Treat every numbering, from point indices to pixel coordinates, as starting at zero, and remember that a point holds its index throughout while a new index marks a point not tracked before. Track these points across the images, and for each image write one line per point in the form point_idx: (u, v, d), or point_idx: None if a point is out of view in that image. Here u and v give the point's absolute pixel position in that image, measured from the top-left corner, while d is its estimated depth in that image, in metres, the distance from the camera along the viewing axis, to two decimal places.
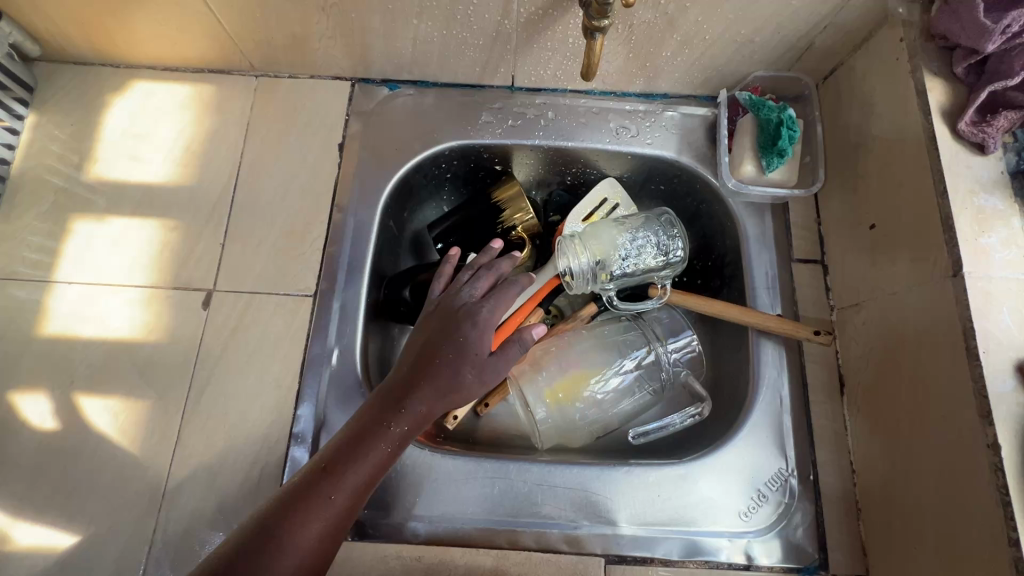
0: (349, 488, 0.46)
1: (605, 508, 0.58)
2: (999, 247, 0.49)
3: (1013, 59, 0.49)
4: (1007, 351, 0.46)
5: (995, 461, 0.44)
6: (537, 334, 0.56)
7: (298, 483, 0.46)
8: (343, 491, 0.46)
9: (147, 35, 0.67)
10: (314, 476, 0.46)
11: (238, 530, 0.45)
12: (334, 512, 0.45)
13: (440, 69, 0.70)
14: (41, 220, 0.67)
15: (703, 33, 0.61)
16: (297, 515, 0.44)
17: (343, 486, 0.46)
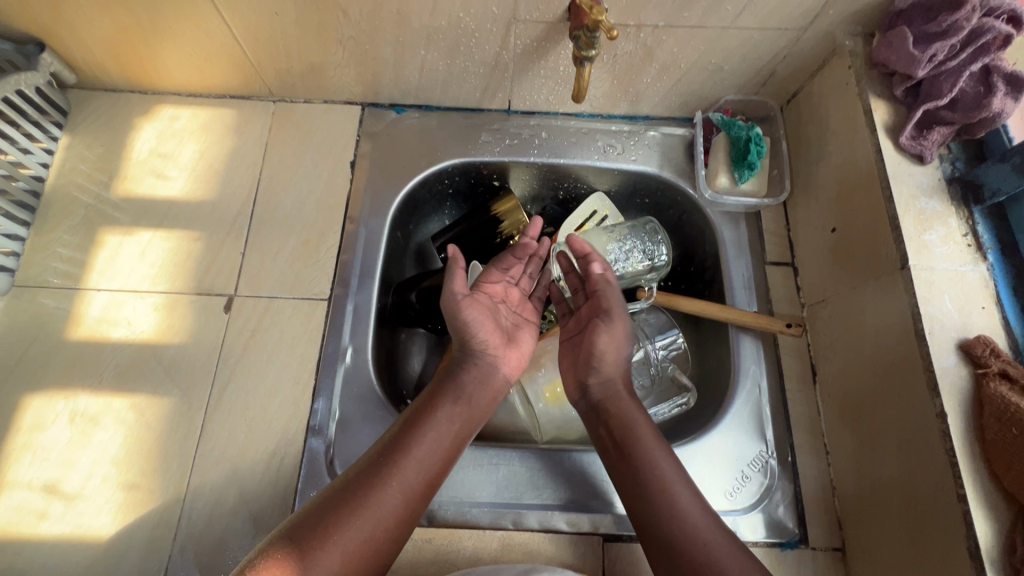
0: (417, 457, 0.55)
1: (600, 491, 0.63)
2: (939, 243, 0.56)
3: (942, 82, 0.57)
4: (949, 332, 0.52)
5: (943, 427, 0.49)
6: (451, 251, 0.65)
7: (371, 457, 0.55)
8: (411, 458, 0.54)
9: (176, 65, 0.73)
10: (384, 449, 0.55)
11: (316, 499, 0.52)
12: (407, 477, 0.53)
13: (443, 94, 0.77)
14: (71, 233, 0.72)
15: (679, 62, 0.69)
16: (374, 480, 0.52)
17: (412, 455, 0.55)
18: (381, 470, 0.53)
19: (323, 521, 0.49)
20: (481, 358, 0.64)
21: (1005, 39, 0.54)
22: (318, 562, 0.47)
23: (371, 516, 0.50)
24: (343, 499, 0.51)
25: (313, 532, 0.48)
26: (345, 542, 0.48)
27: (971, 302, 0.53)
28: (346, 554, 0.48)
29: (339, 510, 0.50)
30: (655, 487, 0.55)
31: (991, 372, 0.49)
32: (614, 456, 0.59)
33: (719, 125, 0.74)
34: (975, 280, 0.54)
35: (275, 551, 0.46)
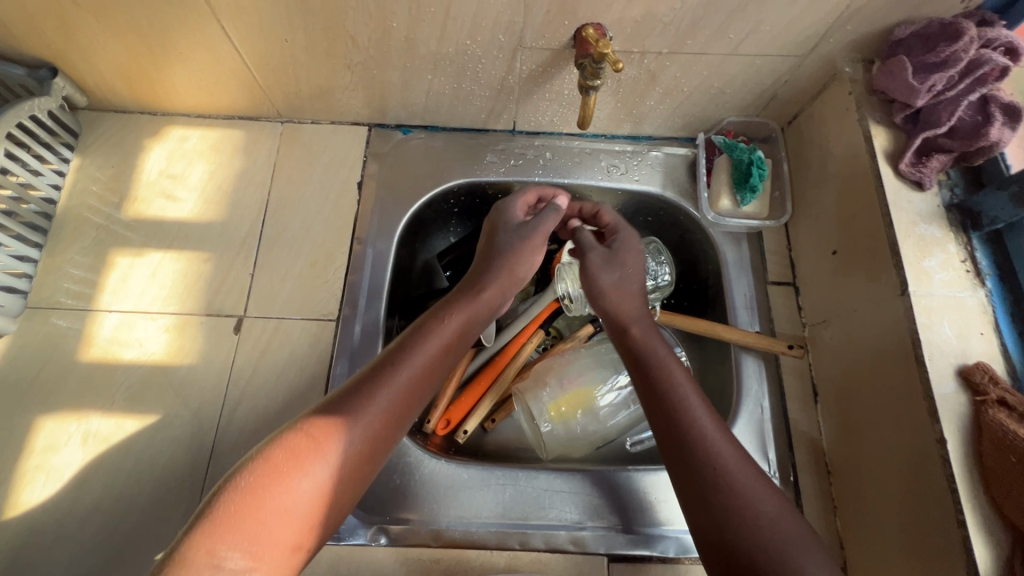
0: (419, 364, 0.52)
1: (607, 511, 0.64)
2: (938, 269, 0.57)
3: (940, 111, 0.58)
4: (948, 358, 0.53)
5: (943, 453, 0.50)
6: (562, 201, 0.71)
7: (372, 364, 0.51)
8: (412, 365, 0.51)
9: (185, 88, 0.74)
10: (387, 357, 0.52)
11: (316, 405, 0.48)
12: (406, 382, 0.50)
13: (449, 115, 0.79)
14: (83, 253, 0.73)
15: (681, 86, 0.70)
16: (374, 382, 0.49)
17: (414, 361, 0.52)
18: (385, 370, 0.50)
19: (323, 419, 0.46)
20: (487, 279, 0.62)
21: (1002, 70, 0.55)
22: (321, 459, 0.44)
23: (373, 414, 0.47)
24: (346, 400, 0.47)
25: (313, 431, 0.45)
26: (349, 443, 0.46)
27: (970, 329, 0.54)
28: (347, 456, 0.45)
29: (340, 409, 0.47)
30: (690, 431, 0.51)
31: (989, 399, 0.50)
32: (647, 398, 0.55)
33: (721, 147, 0.75)
34: (974, 306, 0.56)
35: (274, 450, 0.43)
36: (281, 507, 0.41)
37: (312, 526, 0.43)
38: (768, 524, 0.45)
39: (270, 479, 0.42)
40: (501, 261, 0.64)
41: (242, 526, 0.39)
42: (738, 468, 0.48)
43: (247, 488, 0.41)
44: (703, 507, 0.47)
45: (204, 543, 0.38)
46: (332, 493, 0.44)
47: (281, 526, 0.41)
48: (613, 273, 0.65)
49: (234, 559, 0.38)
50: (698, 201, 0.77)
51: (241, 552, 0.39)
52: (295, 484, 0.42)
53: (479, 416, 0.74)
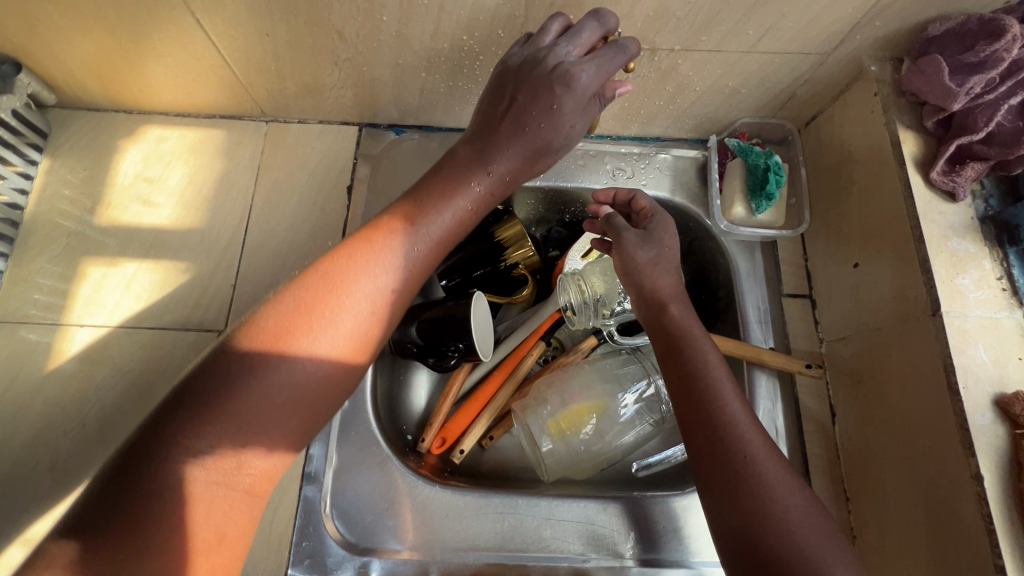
0: (425, 243, 0.51)
1: (612, 541, 0.60)
2: (972, 287, 0.53)
3: (977, 116, 0.54)
4: (985, 386, 0.49)
5: (979, 491, 0.47)
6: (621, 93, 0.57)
7: (377, 231, 0.50)
8: (421, 243, 0.51)
9: (161, 85, 0.69)
10: (394, 227, 0.50)
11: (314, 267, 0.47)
12: (408, 260, 0.50)
13: (444, 115, 0.74)
14: (53, 262, 0.68)
15: (693, 85, 0.65)
16: (375, 255, 0.48)
17: (419, 238, 0.51)
18: (385, 248, 0.49)
19: (303, 307, 0.45)
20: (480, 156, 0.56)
21: None
22: (313, 338, 0.44)
23: (351, 310, 0.46)
24: (324, 286, 0.46)
25: (289, 323, 0.44)
26: (338, 327, 0.45)
27: (1007, 353, 0.51)
28: (336, 343, 0.45)
29: (317, 297, 0.45)
30: (714, 411, 0.47)
31: None
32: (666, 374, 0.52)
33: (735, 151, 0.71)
34: (1011, 328, 0.52)
35: (262, 328, 0.44)
36: (253, 397, 0.42)
37: (288, 421, 0.43)
38: (798, 515, 0.43)
39: (247, 363, 0.42)
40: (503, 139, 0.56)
41: (219, 415, 0.41)
42: (757, 443, 0.46)
43: (222, 367, 0.42)
44: (720, 491, 0.45)
45: (180, 435, 0.40)
46: (314, 386, 0.44)
47: (255, 418, 0.42)
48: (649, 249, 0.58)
49: (207, 447, 0.40)
50: (710, 208, 0.73)
51: (213, 440, 0.40)
52: (268, 372, 0.42)
53: (477, 433, 0.69)
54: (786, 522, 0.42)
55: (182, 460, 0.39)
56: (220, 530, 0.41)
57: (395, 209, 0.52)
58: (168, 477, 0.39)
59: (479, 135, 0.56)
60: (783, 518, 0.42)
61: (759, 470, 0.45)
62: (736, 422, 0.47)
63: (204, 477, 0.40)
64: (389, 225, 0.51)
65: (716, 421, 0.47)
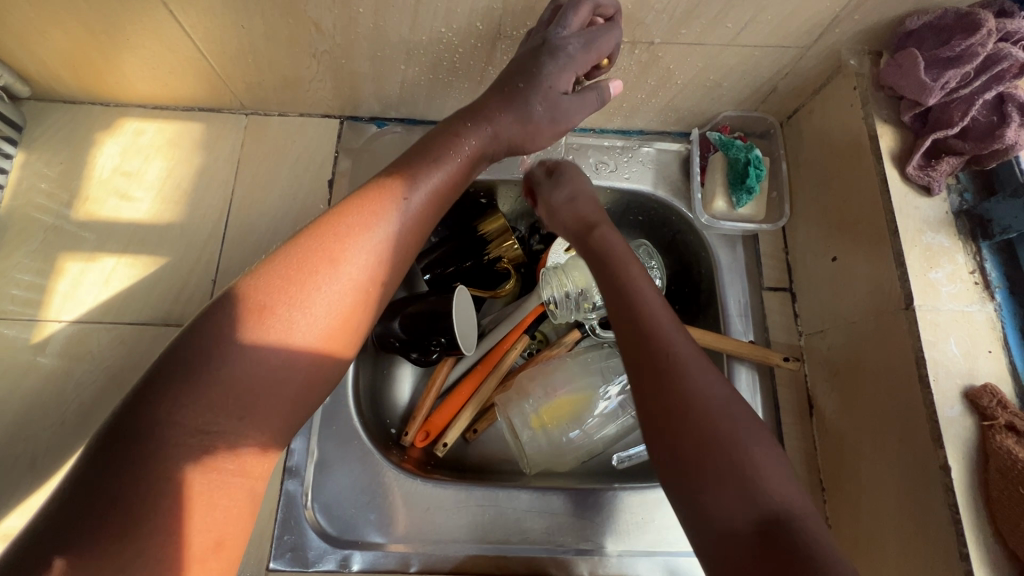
0: (427, 194, 0.50)
1: (591, 532, 0.61)
2: (945, 281, 0.53)
3: (952, 110, 0.54)
4: (954, 378, 0.50)
5: (946, 481, 0.48)
6: (613, 88, 0.60)
7: (369, 187, 0.48)
8: (417, 194, 0.49)
9: (137, 77, 0.68)
10: (388, 182, 0.48)
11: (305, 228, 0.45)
12: (406, 214, 0.48)
13: (426, 108, 0.73)
14: (30, 258, 0.67)
15: (674, 78, 0.65)
16: (365, 208, 0.46)
17: (420, 188, 0.49)
18: (379, 201, 0.47)
19: (305, 261, 0.43)
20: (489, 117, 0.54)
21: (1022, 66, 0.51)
22: (304, 299, 0.42)
23: (346, 267, 0.44)
24: (320, 249, 0.43)
25: (284, 280, 0.42)
26: (334, 287, 0.43)
27: (977, 346, 0.51)
28: (334, 299, 0.43)
29: (316, 251, 0.43)
30: (673, 363, 0.43)
31: (997, 424, 0.47)
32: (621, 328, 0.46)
33: (717, 145, 0.71)
34: (982, 321, 0.52)
35: (251, 293, 0.41)
36: (248, 356, 0.40)
37: (282, 386, 0.41)
38: (718, 412, 0.41)
39: (245, 318, 0.40)
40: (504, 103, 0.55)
41: (210, 388, 0.39)
42: (715, 390, 0.42)
43: (218, 326, 0.40)
44: (676, 445, 0.40)
45: (173, 405, 0.38)
46: (314, 347, 0.42)
47: (251, 379, 0.40)
48: (563, 194, 0.60)
49: (201, 421, 0.38)
50: (692, 202, 0.73)
51: (210, 409, 0.39)
52: (264, 326, 0.41)
53: (460, 427, 0.69)
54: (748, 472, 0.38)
55: (167, 427, 0.37)
56: (218, 525, 0.39)
57: (385, 173, 0.49)
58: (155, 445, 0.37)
59: (476, 104, 0.55)
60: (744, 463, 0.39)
61: (726, 428, 0.40)
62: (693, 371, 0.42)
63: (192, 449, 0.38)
64: (382, 182, 0.48)
65: (671, 370, 0.42)
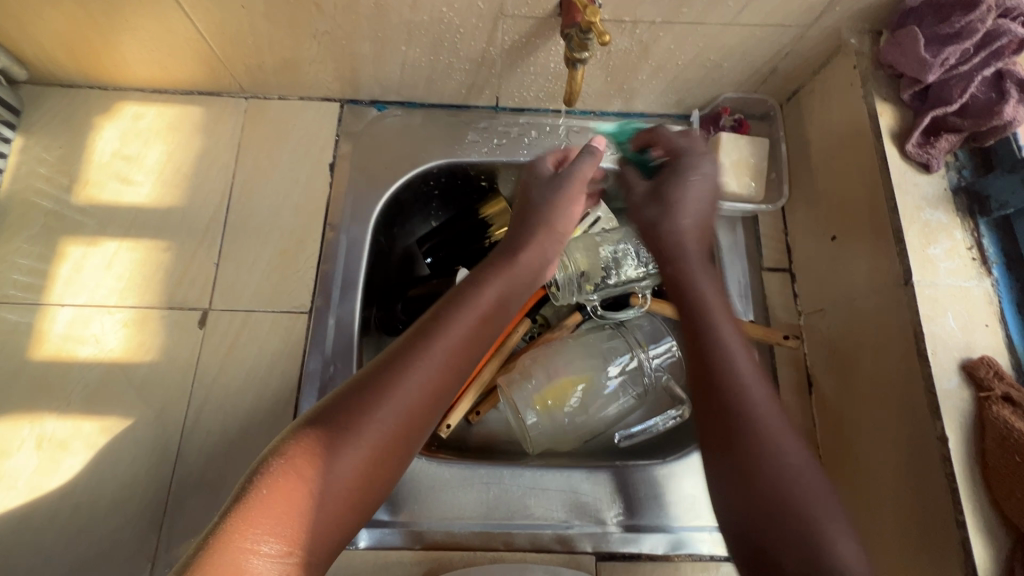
0: (451, 336, 0.47)
1: (595, 508, 0.62)
2: (943, 257, 0.54)
3: (952, 87, 0.54)
4: (952, 351, 0.51)
5: (943, 451, 0.49)
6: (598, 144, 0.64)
7: (409, 334, 0.47)
8: (450, 336, 0.47)
9: (136, 60, 0.67)
10: (424, 325, 0.47)
11: (352, 377, 0.45)
12: (440, 358, 0.45)
13: (427, 90, 0.73)
14: (31, 243, 0.67)
15: (675, 59, 0.65)
16: (405, 353, 0.45)
17: (449, 331, 0.47)
18: (418, 347, 0.45)
19: (367, 396, 0.43)
20: (545, 237, 0.59)
21: (1019, 42, 0.52)
22: (335, 455, 0.40)
23: (406, 400, 0.43)
24: (361, 395, 0.42)
25: (350, 416, 0.41)
26: (369, 434, 0.41)
27: (974, 320, 0.52)
28: (368, 446, 0.41)
29: (379, 386, 0.43)
30: (744, 427, 0.42)
31: (994, 395, 0.48)
32: (697, 381, 0.46)
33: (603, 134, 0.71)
34: (979, 296, 0.53)
35: (300, 441, 0.40)
36: (313, 498, 0.38)
37: (333, 531, 0.39)
38: (803, 476, 0.41)
39: (308, 460, 0.39)
40: (560, 220, 0.60)
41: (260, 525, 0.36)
42: (792, 454, 0.42)
43: (287, 468, 0.38)
44: (746, 508, 0.41)
45: (241, 536, 0.35)
46: (340, 502, 0.40)
47: (312, 518, 0.38)
48: (653, 211, 0.58)
49: (269, 551, 0.36)
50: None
51: (277, 536, 0.36)
52: (326, 465, 0.39)
53: (463, 409, 0.70)
54: (824, 543, 0.38)
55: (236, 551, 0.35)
56: None
57: (430, 312, 0.49)
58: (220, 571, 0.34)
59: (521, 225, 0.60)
60: (819, 533, 0.39)
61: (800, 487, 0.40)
62: (781, 437, 0.42)
63: None
64: (423, 324, 0.47)
65: (751, 436, 0.42)
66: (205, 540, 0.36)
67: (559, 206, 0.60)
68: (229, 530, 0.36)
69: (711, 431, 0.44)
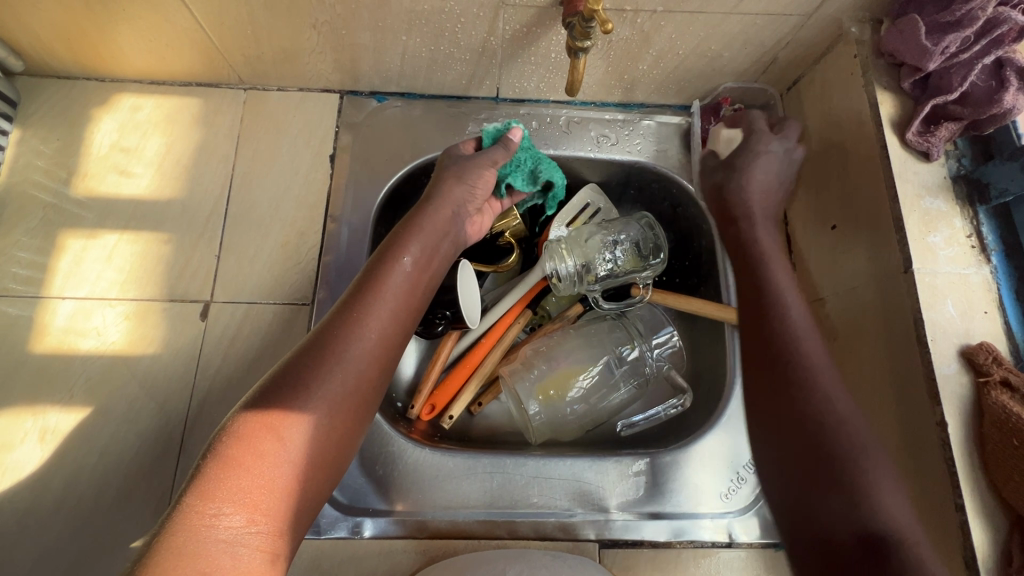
0: (384, 308, 0.52)
1: (598, 496, 0.62)
2: (942, 245, 0.55)
3: (952, 76, 0.55)
4: (951, 338, 0.51)
5: (943, 436, 0.49)
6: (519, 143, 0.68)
7: (338, 311, 0.51)
8: (382, 306, 0.52)
9: (133, 50, 0.67)
10: (352, 300, 0.52)
11: (287, 358, 0.48)
12: (374, 325, 0.51)
13: (427, 81, 0.73)
14: (30, 236, 0.67)
15: (676, 49, 0.65)
16: (343, 328, 0.49)
17: (380, 304, 0.52)
18: (350, 320, 0.50)
19: (303, 370, 0.46)
20: (445, 204, 0.62)
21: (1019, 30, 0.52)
22: (288, 425, 0.43)
23: (347, 368, 0.48)
24: (300, 370, 0.46)
25: (290, 388, 0.45)
26: (320, 400, 0.45)
27: (973, 307, 0.53)
28: (323, 410, 0.45)
29: (316, 360, 0.47)
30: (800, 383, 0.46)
31: (992, 380, 0.49)
32: (757, 348, 0.50)
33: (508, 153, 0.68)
34: (978, 283, 0.54)
35: (246, 420, 0.42)
36: (271, 464, 0.41)
37: (301, 493, 0.43)
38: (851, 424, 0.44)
39: (256, 432, 0.42)
40: (473, 176, 0.64)
41: (221, 495, 0.38)
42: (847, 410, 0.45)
43: (236, 443, 0.41)
44: (793, 454, 0.45)
45: (201, 510, 0.37)
46: (302, 465, 0.43)
47: (274, 485, 0.41)
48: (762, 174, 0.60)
49: (236, 518, 0.38)
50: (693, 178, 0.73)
51: (241, 503, 0.39)
52: (278, 432, 0.42)
53: (464, 400, 0.70)
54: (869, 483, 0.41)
55: (201, 523, 0.37)
56: None
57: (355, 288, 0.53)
58: (186, 543, 0.36)
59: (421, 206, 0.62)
60: (863, 472, 0.42)
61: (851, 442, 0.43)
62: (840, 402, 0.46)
63: (227, 543, 0.37)
64: (348, 301, 0.52)
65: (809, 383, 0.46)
66: (164, 528, 0.37)
67: (457, 187, 0.63)
68: (188, 510, 0.37)
69: (768, 394, 0.48)
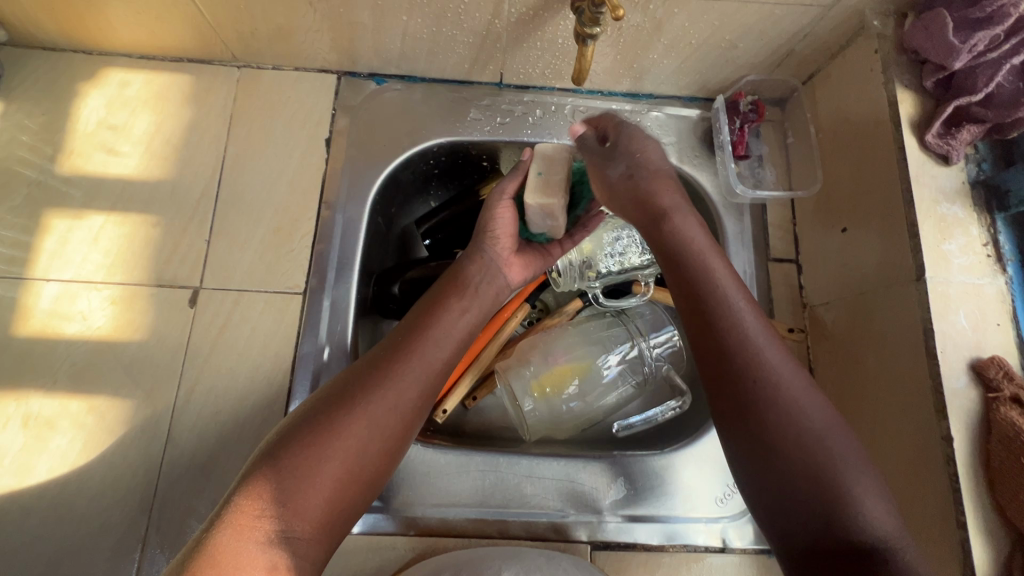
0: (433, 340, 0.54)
1: (591, 498, 0.61)
2: (957, 253, 0.53)
3: (977, 76, 0.53)
4: (962, 350, 0.51)
5: (948, 451, 0.49)
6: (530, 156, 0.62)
7: (392, 339, 0.53)
8: (429, 339, 0.54)
9: (121, 23, 0.64)
10: (405, 331, 0.54)
11: (341, 376, 0.51)
12: (423, 357, 0.52)
13: (428, 64, 0.70)
14: (13, 214, 0.64)
15: (689, 37, 0.62)
16: (392, 356, 0.51)
17: (428, 336, 0.54)
18: (400, 349, 0.52)
19: (349, 393, 0.48)
20: (488, 251, 0.62)
21: None
22: (335, 440, 0.46)
23: (394, 392, 0.49)
24: (355, 389, 0.49)
25: (338, 406, 0.48)
26: (363, 421, 0.47)
27: (986, 318, 0.52)
28: (367, 432, 0.47)
29: (364, 384, 0.49)
30: (762, 396, 0.45)
31: (1003, 396, 0.48)
32: (709, 351, 0.47)
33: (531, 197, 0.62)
34: (992, 294, 0.52)
35: (298, 430, 0.46)
36: (314, 472, 0.44)
37: (341, 504, 0.45)
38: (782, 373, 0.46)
39: (303, 443, 0.45)
40: (498, 221, 0.61)
41: (262, 499, 0.42)
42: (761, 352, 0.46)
43: (288, 450, 0.44)
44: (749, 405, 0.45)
45: (244, 511, 0.41)
46: (341, 478, 0.45)
47: (316, 493, 0.44)
48: (619, 165, 0.55)
49: (276, 520, 0.42)
50: (742, 177, 0.71)
51: (281, 508, 0.42)
52: (323, 445, 0.45)
53: (458, 397, 0.68)
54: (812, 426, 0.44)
55: (242, 521, 0.41)
56: None
57: (412, 319, 0.56)
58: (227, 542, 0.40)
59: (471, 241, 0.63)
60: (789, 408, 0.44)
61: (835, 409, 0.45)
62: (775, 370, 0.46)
63: (265, 545, 0.40)
64: (404, 331, 0.54)
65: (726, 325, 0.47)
66: (215, 522, 0.41)
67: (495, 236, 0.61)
68: (236, 508, 0.42)
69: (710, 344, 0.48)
